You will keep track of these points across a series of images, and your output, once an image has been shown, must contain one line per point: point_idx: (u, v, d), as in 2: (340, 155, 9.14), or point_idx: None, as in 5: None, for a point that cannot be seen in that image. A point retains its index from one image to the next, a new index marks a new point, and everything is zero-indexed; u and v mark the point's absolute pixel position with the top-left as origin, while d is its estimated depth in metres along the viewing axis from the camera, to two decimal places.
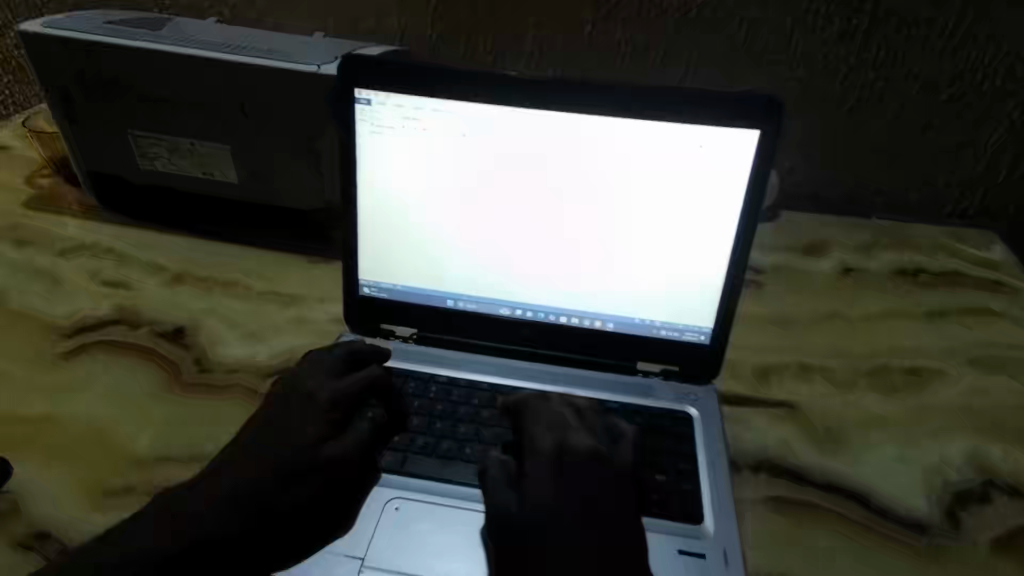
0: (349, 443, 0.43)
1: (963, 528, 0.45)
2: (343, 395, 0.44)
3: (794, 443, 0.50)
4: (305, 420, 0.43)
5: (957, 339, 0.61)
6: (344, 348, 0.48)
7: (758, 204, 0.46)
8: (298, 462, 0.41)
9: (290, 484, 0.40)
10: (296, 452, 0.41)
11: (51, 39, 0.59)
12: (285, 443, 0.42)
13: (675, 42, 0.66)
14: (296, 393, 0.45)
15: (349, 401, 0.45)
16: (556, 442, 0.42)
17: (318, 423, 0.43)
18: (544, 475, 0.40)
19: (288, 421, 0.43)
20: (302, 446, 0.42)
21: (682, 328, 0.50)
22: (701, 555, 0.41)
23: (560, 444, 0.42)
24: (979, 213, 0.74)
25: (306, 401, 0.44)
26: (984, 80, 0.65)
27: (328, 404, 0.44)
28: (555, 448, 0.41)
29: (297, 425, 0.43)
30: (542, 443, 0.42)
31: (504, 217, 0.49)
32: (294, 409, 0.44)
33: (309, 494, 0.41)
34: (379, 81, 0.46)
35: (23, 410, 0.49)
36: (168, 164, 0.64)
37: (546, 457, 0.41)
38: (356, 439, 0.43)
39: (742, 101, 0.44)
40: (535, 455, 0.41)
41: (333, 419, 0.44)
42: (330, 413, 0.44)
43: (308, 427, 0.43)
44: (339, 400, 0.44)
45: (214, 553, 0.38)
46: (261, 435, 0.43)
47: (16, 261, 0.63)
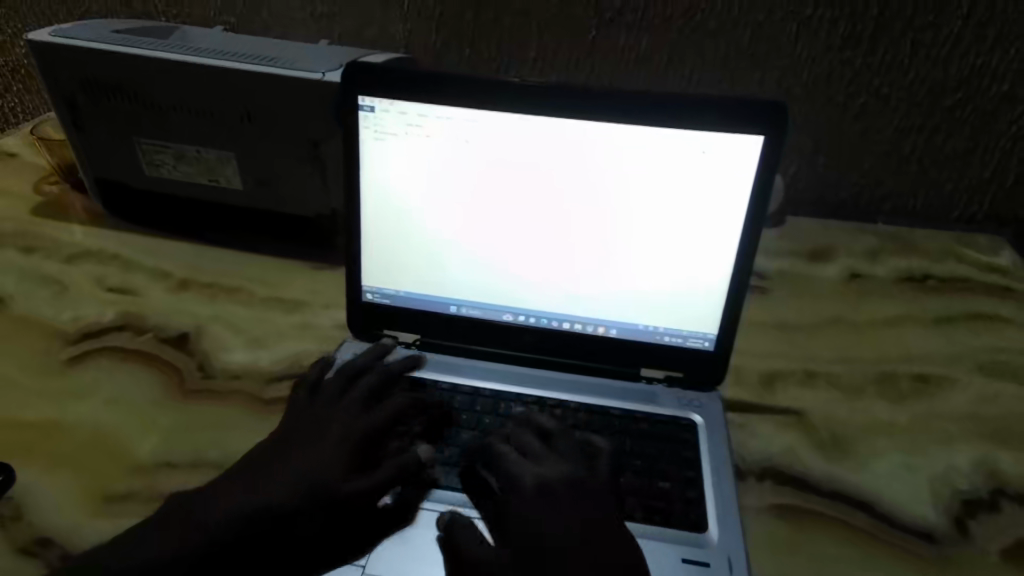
0: (376, 477, 0.43)
1: (972, 536, 0.44)
2: (374, 429, 0.46)
3: (799, 450, 0.50)
4: (335, 448, 0.44)
5: (965, 345, 0.60)
6: (374, 374, 0.49)
7: (762, 209, 0.45)
8: (322, 489, 0.42)
9: (312, 512, 0.41)
10: (322, 479, 0.42)
11: (58, 48, 0.60)
12: (312, 467, 0.43)
13: (679, 47, 0.66)
14: (327, 417, 0.46)
15: (379, 434, 0.46)
16: (534, 475, 0.43)
17: (348, 456, 0.44)
18: (525, 507, 0.41)
19: (316, 448, 0.44)
20: (329, 474, 0.42)
21: (686, 335, 0.50)
22: (705, 563, 0.41)
23: (540, 479, 0.42)
24: (987, 217, 0.73)
25: (338, 429, 0.45)
26: (991, 84, 0.65)
27: (360, 437, 0.45)
28: (533, 482, 0.42)
29: (326, 450, 0.44)
30: (522, 474, 0.43)
31: (507, 224, 0.49)
32: (325, 436, 0.45)
33: (328, 524, 0.41)
34: (383, 88, 0.46)
35: (29, 415, 0.49)
36: (174, 172, 0.65)
37: (525, 489, 0.42)
38: (381, 473, 0.44)
39: (746, 106, 0.43)
40: (515, 491, 0.42)
41: (364, 453, 0.45)
42: (360, 445, 0.45)
43: (337, 456, 0.44)
44: (370, 434, 0.45)
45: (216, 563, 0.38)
46: (286, 454, 0.43)
47: (23, 267, 0.64)
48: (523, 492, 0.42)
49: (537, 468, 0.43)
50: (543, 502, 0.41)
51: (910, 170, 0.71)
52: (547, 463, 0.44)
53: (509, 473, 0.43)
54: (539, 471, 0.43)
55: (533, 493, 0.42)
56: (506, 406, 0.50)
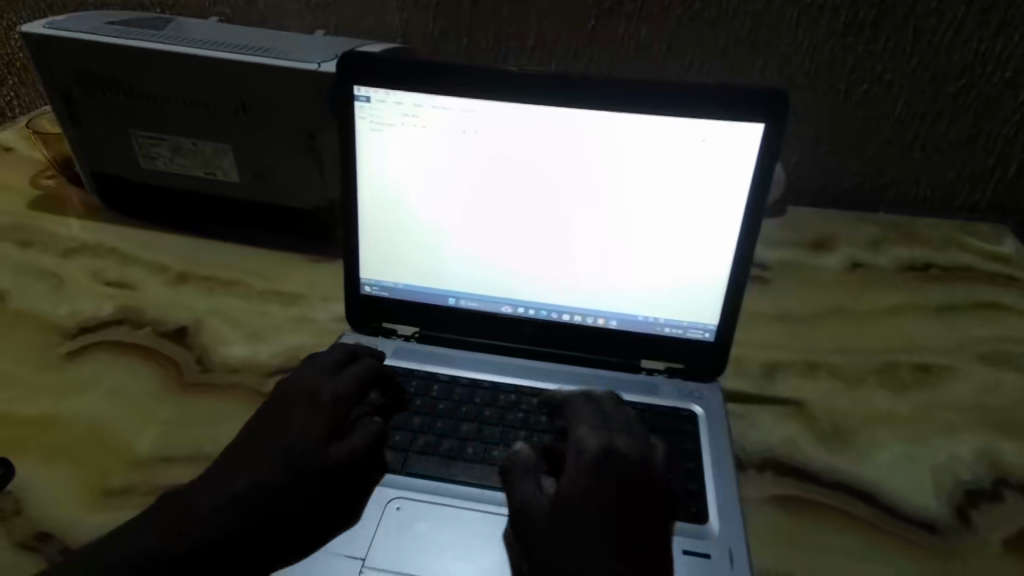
0: (354, 441, 0.42)
1: (974, 526, 0.44)
2: (343, 394, 0.44)
3: (800, 440, 0.49)
4: (306, 419, 0.42)
5: (967, 334, 0.60)
6: (338, 349, 0.47)
7: (762, 199, 0.45)
8: (305, 463, 0.40)
9: (297, 485, 0.39)
10: (301, 451, 0.40)
11: (52, 40, 0.59)
12: (288, 441, 0.41)
13: (679, 35, 0.66)
14: (294, 391, 0.44)
15: (349, 399, 0.44)
16: (601, 444, 0.39)
17: (321, 425, 0.42)
18: (579, 477, 0.37)
19: (288, 423, 0.42)
20: (307, 446, 0.41)
21: (686, 326, 0.50)
22: (705, 555, 0.40)
23: (606, 449, 0.38)
24: (990, 206, 0.72)
25: (305, 402, 0.43)
26: (995, 71, 0.64)
27: (329, 403, 0.43)
28: (599, 451, 0.38)
29: (297, 423, 0.42)
30: (586, 443, 0.39)
31: (505, 216, 0.49)
32: (295, 410, 0.43)
33: (315, 495, 0.40)
34: (378, 78, 0.46)
35: (28, 410, 0.49)
36: (170, 164, 0.64)
37: (587, 457, 0.38)
38: (358, 438, 0.43)
39: (746, 94, 0.43)
40: (576, 453, 0.39)
41: (337, 419, 0.43)
42: (331, 412, 0.43)
43: (310, 425, 0.42)
44: (339, 400, 0.43)
45: (212, 554, 0.37)
46: (262, 434, 0.42)
47: (20, 262, 0.63)
48: (585, 458, 0.38)
49: (606, 439, 0.39)
50: (603, 475, 0.37)
51: (913, 158, 0.70)
52: (619, 435, 0.40)
53: (577, 438, 0.40)
54: (608, 440, 0.39)
55: (588, 465, 0.38)
56: (505, 398, 0.50)
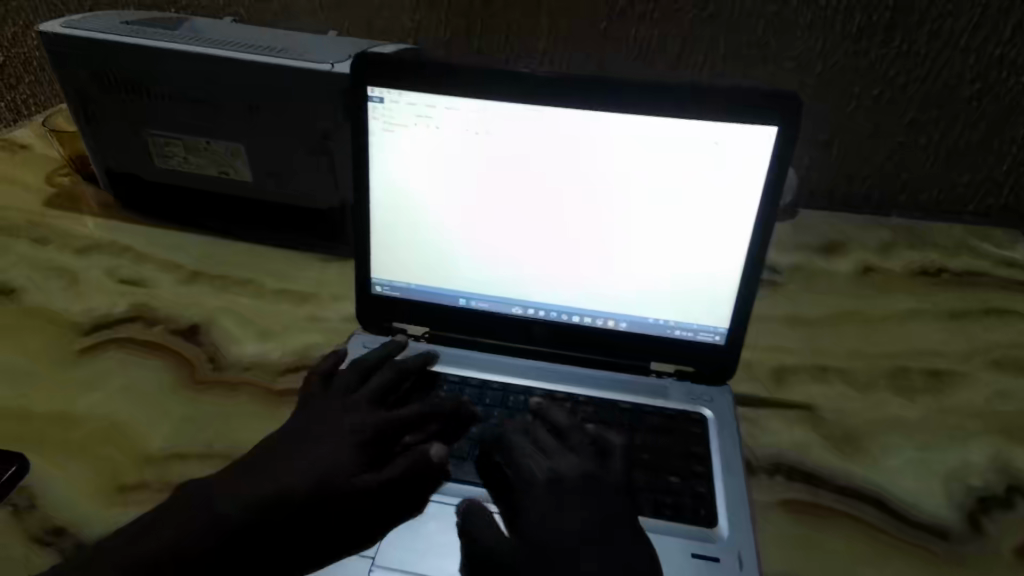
0: (384, 475, 0.43)
1: (987, 534, 0.43)
2: (386, 426, 0.46)
3: (809, 445, 0.49)
4: (343, 445, 0.44)
5: (980, 340, 0.59)
6: (390, 370, 0.49)
7: (776, 202, 0.45)
8: (335, 484, 0.42)
9: (319, 505, 0.41)
10: (332, 472, 0.42)
11: (69, 40, 0.60)
12: (323, 461, 0.43)
13: (692, 38, 0.65)
14: (340, 411, 0.47)
15: (391, 429, 0.46)
16: (547, 469, 0.44)
17: (358, 451, 0.44)
18: (537, 505, 0.43)
19: (327, 441, 0.44)
20: (339, 469, 0.43)
21: (696, 328, 0.49)
22: (714, 559, 0.40)
23: (552, 474, 0.44)
24: (1004, 211, 0.72)
25: (349, 425, 0.45)
26: (1009, 75, 0.64)
27: (370, 434, 0.45)
28: (546, 477, 0.44)
29: (336, 446, 0.44)
30: (534, 470, 0.44)
31: (514, 218, 0.49)
32: (337, 431, 0.45)
33: (335, 518, 0.41)
34: (392, 80, 0.46)
35: (43, 406, 0.50)
36: (184, 164, 0.65)
37: (537, 484, 0.44)
38: (392, 468, 0.44)
39: (757, 96, 0.43)
40: (525, 485, 0.44)
41: (374, 448, 0.45)
42: (370, 441, 0.45)
43: (348, 451, 0.44)
44: (380, 431, 0.46)
45: (233, 556, 0.39)
46: (297, 446, 0.44)
47: (36, 259, 0.64)
48: (535, 486, 0.44)
49: (552, 463, 0.44)
50: (557, 499, 0.43)
51: (925, 162, 0.70)
52: (562, 458, 0.45)
53: (524, 466, 0.44)
54: (552, 464, 0.44)
55: (543, 490, 0.43)
56: (514, 399, 0.50)
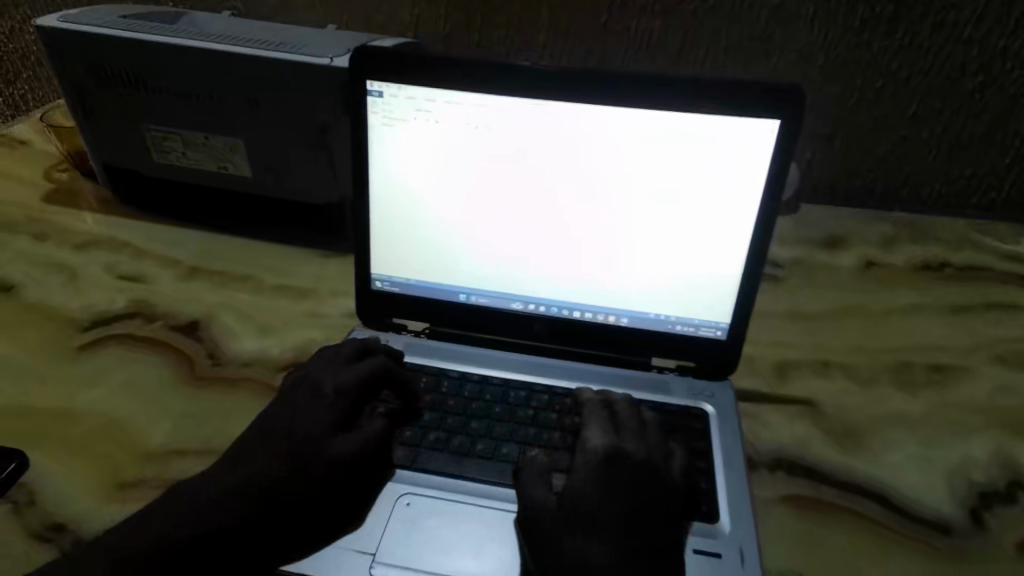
0: (357, 439, 0.44)
1: (989, 529, 0.43)
2: (347, 389, 0.45)
3: (811, 440, 0.49)
4: (313, 414, 0.44)
5: (983, 335, 0.59)
6: (353, 342, 0.49)
7: (779, 197, 0.44)
8: (310, 456, 0.42)
9: (297, 475, 0.41)
10: (303, 441, 0.42)
11: (67, 35, 0.59)
12: (293, 431, 0.43)
13: (694, 32, 0.65)
14: (303, 383, 0.46)
15: (359, 395, 0.46)
16: (609, 444, 0.44)
17: (328, 419, 0.44)
18: (588, 475, 0.42)
19: (299, 415, 0.44)
20: (310, 437, 0.43)
21: (698, 323, 0.49)
22: (716, 554, 0.40)
23: (613, 448, 0.43)
24: (1007, 205, 0.72)
25: (318, 396, 0.45)
26: (1013, 68, 0.63)
27: (337, 399, 0.45)
28: (605, 450, 0.43)
29: (302, 416, 0.44)
30: (596, 443, 0.44)
31: (515, 214, 0.49)
32: (302, 400, 0.45)
33: (316, 489, 0.41)
34: (391, 74, 0.46)
35: (43, 403, 0.49)
36: (183, 159, 0.64)
37: (593, 454, 0.43)
38: (365, 435, 0.44)
39: (761, 89, 0.42)
40: (584, 452, 0.44)
41: (344, 414, 0.45)
42: (337, 407, 0.45)
43: (317, 419, 0.44)
44: (349, 397, 0.45)
45: (217, 544, 0.38)
46: (273, 425, 0.44)
47: (35, 255, 0.64)
48: (594, 459, 0.43)
49: (614, 439, 0.44)
50: (611, 474, 0.42)
51: (928, 156, 0.70)
52: (628, 438, 0.45)
53: (584, 439, 0.45)
54: (614, 440, 0.44)
55: (597, 463, 0.43)
56: (515, 394, 0.50)
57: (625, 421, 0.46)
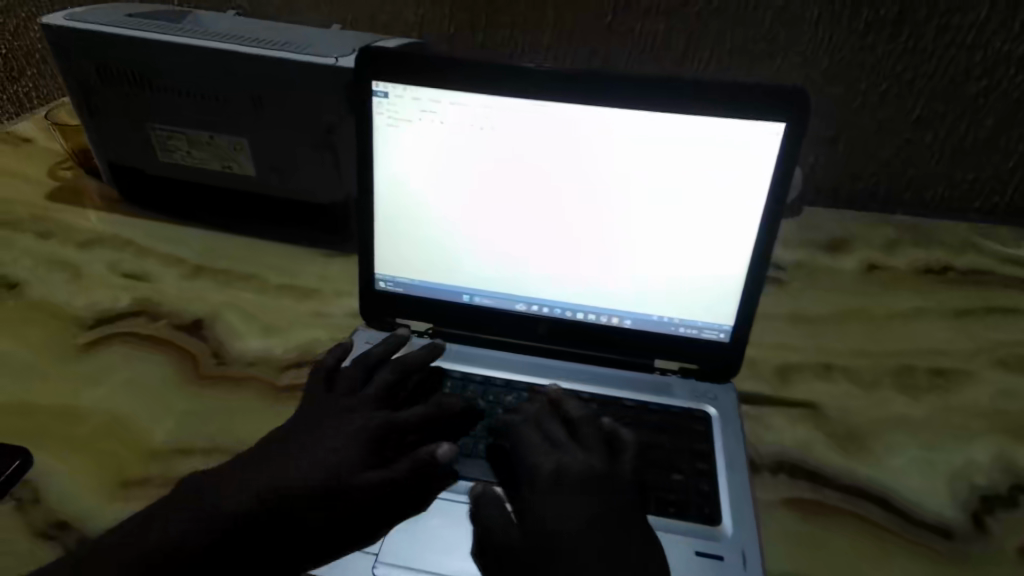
0: (388, 472, 0.42)
1: (992, 533, 0.43)
2: (391, 423, 0.45)
3: (814, 443, 0.49)
4: (346, 440, 0.44)
5: (986, 338, 0.59)
6: (393, 366, 0.49)
7: (782, 200, 0.45)
8: (335, 483, 0.41)
9: (320, 501, 0.41)
10: (332, 468, 0.42)
11: (72, 33, 0.59)
12: (324, 456, 0.42)
13: (698, 34, 0.65)
14: (341, 405, 0.47)
15: (396, 427, 0.45)
16: (553, 464, 0.43)
17: (361, 448, 0.43)
18: (541, 498, 0.42)
19: (332, 437, 0.44)
20: (340, 463, 0.42)
21: (701, 326, 0.49)
22: (718, 557, 0.40)
23: (557, 467, 0.43)
24: (1010, 209, 0.72)
25: (354, 423, 0.45)
26: (1017, 72, 0.63)
27: (374, 430, 0.44)
28: (552, 469, 0.43)
29: (338, 441, 0.44)
30: (540, 464, 0.44)
31: (519, 215, 0.49)
32: (335, 424, 0.45)
33: (334, 514, 0.41)
34: (397, 74, 0.46)
35: (46, 401, 0.50)
36: (187, 158, 0.65)
37: (543, 477, 0.43)
38: (396, 468, 0.43)
39: (765, 90, 0.42)
40: (533, 476, 0.43)
41: (378, 444, 0.44)
42: (372, 437, 0.44)
43: (350, 446, 0.43)
44: (384, 427, 0.45)
45: (223, 550, 0.38)
46: (298, 442, 0.43)
47: (39, 252, 0.64)
48: (543, 481, 0.43)
49: (560, 456, 0.44)
50: (563, 491, 0.42)
51: (931, 159, 0.70)
52: (571, 451, 0.44)
53: (529, 460, 0.44)
54: (558, 458, 0.44)
55: (547, 484, 0.43)
56: (519, 395, 0.50)
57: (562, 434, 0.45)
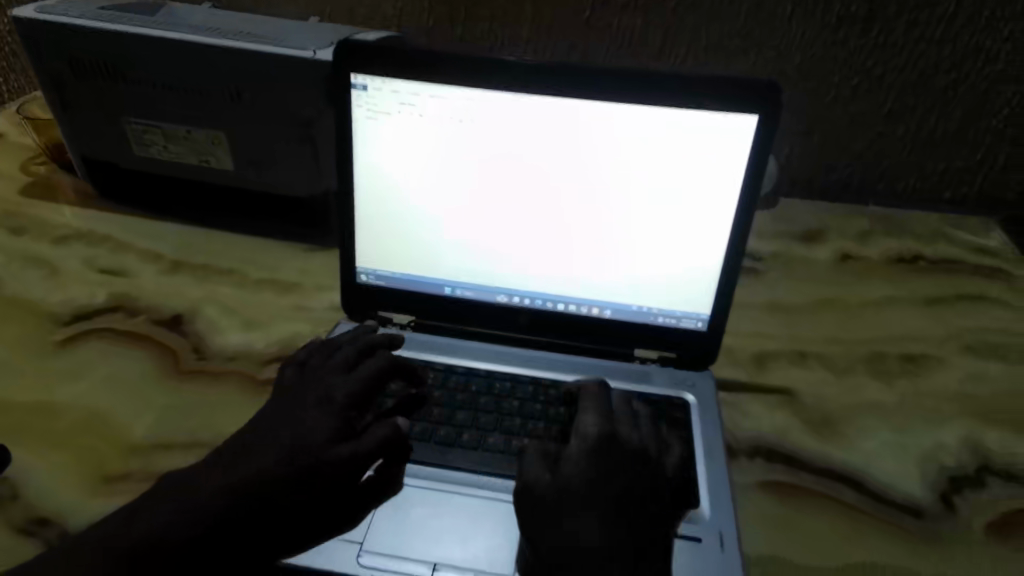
0: (360, 443, 0.42)
1: (959, 512, 0.45)
2: (356, 395, 0.44)
3: (789, 428, 0.50)
4: (315, 416, 0.42)
5: (955, 325, 0.61)
6: (356, 343, 0.48)
7: (757, 191, 0.45)
8: (309, 458, 0.40)
9: (295, 478, 0.39)
10: (304, 444, 0.41)
11: (44, 26, 0.59)
12: (293, 434, 0.41)
13: (675, 28, 0.66)
14: (305, 389, 0.45)
15: (361, 398, 0.44)
16: (604, 430, 0.42)
17: (330, 422, 0.42)
18: (584, 459, 0.40)
19: (301, 415, 0.43)
20: (310, 439, 0.41)
21: (680, 315, 0.50)
22: (697, 539, 0.41)
23: (609, 433, 0.42)
24: (978, 200, 0.74)
25: (319, 397, 0.44)
26: (984, 66, 0.65)
27: (341, 401, 0.43)
28: (602, 435, 0.42)
29: (306, 420, 0.42)
30: (590, 428, 0.42)
31: (499, 208, 0.49)
32: (304, 403, 0.44)
33: (311, 491, 0.39)
34: (376, 68, 0.46)
35: (24, 397, 0.49)
36: (164, 152, 0.64)
37: (591, 439, 0.41)
38: (366, 438, 0.42)
39: (739, 83, 0.43)
40: (581, 437, 0.42)
41: (347, 417, 0.43)
42: (340, 410, 0.43)
43: (319, 421, 0.42)
44: (351, 398, 0.44)
45: (208, 543, 0.37)
46: (270, 425, 0.43)
47: (13, 248, 0.63)
48: (589, 442, 0.41)
49: (610, 425, 0.43)
50: (604, 458, 0.40)
51: (903, 151, 0.71)
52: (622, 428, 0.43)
53: (579, 425, 0.43)
54: (610, 427, 0.43)
55: (592, 448, 0.41)
56: (501, 386, 0.50)
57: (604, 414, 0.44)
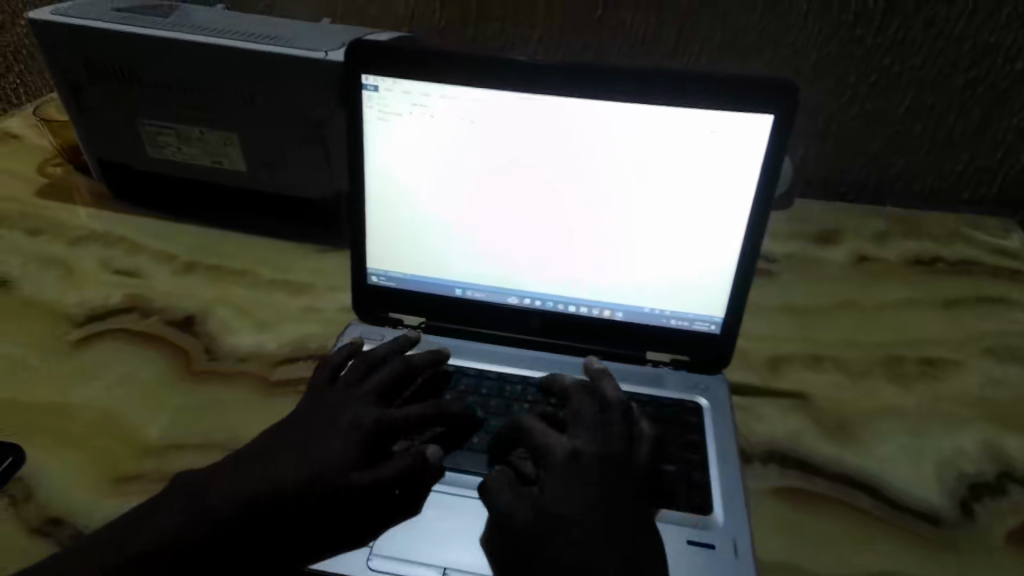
0: (382, 471, 0.42)
1: (978, 519, 0.44)
2: (386, 421, 0.44)
3: (803, 432, 0.50)
4: (342, 438, 0.43)
5: (974, 328, 0.60)
6: (392, 366, 0.48)
7: (771, 191, 0.45)
8: (330, 480, 0.40)
9: (313, 498, 0.40)
10: (328, 466, 0.41)
11: (60, 28, 0.59)
12: (319, 455, 0.42)
13: (689, 27, 0.65)
14: (337, 405, 0.45)
15: (391, 425, 0.44)
16: (567, 447, 0.43)
17: (356, 446, 0.42)
18: (554, 480, 0.41)
19: (328, 435, 0.43)
20: (335, 462, 0.41)
21: (692, 318, 0.50)
22: (710, 545, 0.41)
23: (573, 450, 0.42)
24: (997, 200, 0.72)
25: (348, 419, 0.44)
26: (1005, 64, 0.64)
27: (370, 427, 0.43)
28: (565, 453, 0.42)
29: (331, 439, 0.43)
30: (553, 445, 0.43)
31: (509, 209, 0.49)
32: (332, 424, 0.44)
33: (326, 511, 0.40)
34: (387, 69, 0.46)
35: (38, 398, 0.49)
36: (178, 154, 0.64)
37: (558, 460, 0.42)
38: (389, 467, 0.42)
39: (753, 84, 0.42)
40: (546, 459, 0.43)
41: (374, 442, 0.43)
42: (368, 435, 0.43)
43: (345, 444, 0.42)
44: (380, 425, 0.44)
45: (218, 550, 0.38)
46: (294, 439, 0.43)
47: (29, 249, 0.64)
48: (556, 461, 0.42)
49: (574, 439, 0.43)
50: (576, 474, 0.41)
51: (921, 150, 0.70)
52: (585, 434, 0.44)
53: (542, 444, 0.44)
54: (574, 441, 0.43)
55: (564, 463, 0.42)
56: (511, 388, 0.50)
57: (581, 420, 0.45)
